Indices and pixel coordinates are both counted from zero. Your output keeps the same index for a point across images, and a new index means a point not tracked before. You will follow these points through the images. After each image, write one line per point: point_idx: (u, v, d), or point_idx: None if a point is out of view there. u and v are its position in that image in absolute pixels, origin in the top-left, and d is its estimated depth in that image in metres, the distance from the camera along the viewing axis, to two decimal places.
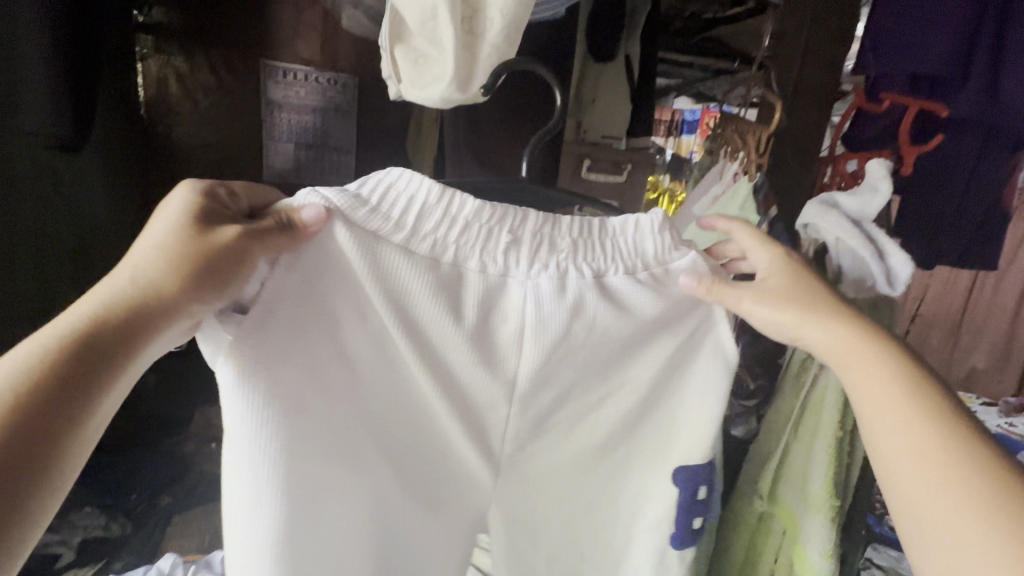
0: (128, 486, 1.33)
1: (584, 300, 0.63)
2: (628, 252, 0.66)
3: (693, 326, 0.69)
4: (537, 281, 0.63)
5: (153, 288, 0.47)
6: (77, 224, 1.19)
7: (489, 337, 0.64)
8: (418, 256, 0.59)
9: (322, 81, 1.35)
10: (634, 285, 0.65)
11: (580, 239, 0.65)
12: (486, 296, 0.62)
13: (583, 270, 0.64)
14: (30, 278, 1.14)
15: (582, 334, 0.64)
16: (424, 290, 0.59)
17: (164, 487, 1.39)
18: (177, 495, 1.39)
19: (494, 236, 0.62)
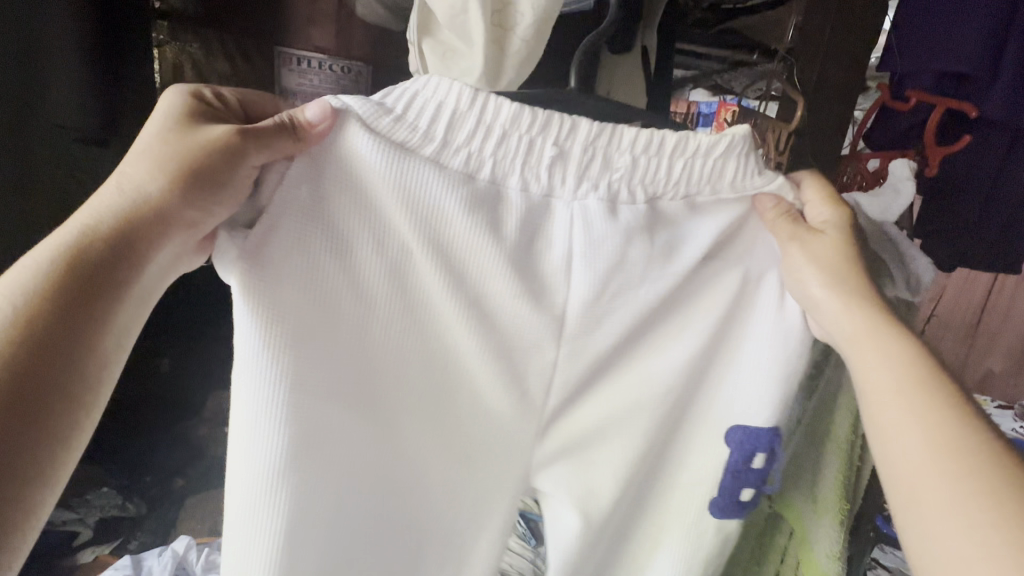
0: (142, 469, 1.37)
1: (634, 231, 0.64)
2: (703, 176, 0.66)
3: (754, 262, 0.70)
4: (585, 201, 0.63)
5: (144, 196, 0.51)
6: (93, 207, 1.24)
7: (535, 260, 0.64)
8: (451, 169, 0.59)
9: (336, 69, 1.31)
10: (693, 211, 0.68)
11: (641, 154, 0.63)
12: (530, 215, 0.62)
13: (637, 194, 0.65)
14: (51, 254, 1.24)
15: (636, 262, 0.64)
16: (457, 207, 0.59)
17: (177, 470, 1.43)
18: (191, 477, 1.44)
19: (537, 148, 0.61)
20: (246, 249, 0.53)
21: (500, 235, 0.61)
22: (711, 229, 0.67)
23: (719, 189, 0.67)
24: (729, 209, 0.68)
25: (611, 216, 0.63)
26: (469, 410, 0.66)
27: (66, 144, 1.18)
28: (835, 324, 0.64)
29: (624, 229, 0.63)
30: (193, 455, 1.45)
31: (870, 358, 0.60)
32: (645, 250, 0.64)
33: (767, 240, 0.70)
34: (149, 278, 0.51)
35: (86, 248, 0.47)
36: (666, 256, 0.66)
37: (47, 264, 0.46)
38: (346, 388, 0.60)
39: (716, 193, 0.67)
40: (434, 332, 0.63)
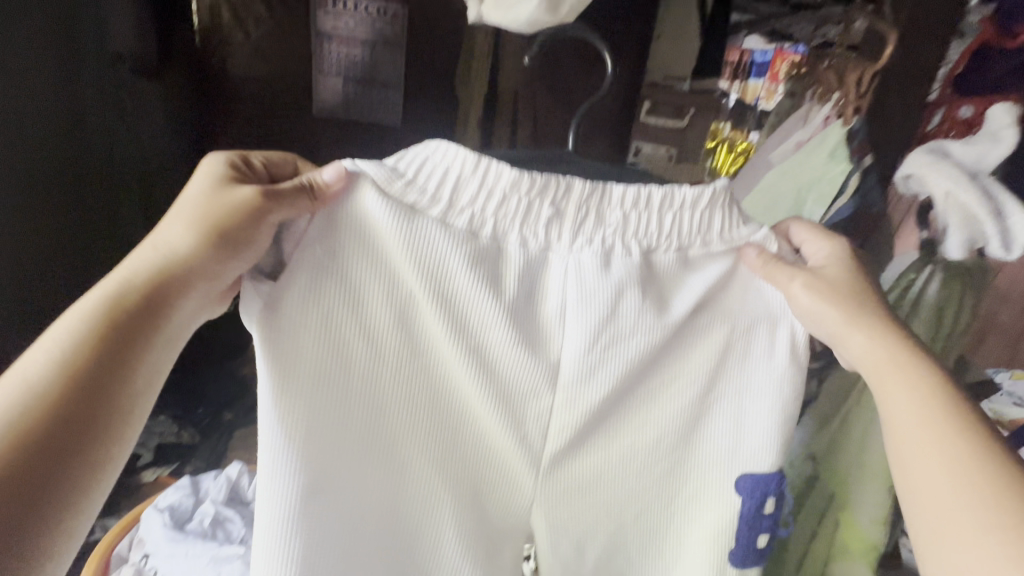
0: (196, 401, 1.49)
1: (630, 285, 0.63)
2: (692, 227, 0.65)
3: (761, 312, 0.69)
4: (580, 255, 0.62)
5: (176, 255, 0.53)
6: (143, 154, 1.25)
7: (533, 317, 0.64)
8: (455, 228, 0.60)
9: (371, 11, 1.30)
10: (686, 277, 0.67)
11: (631, 211, 0.63)
12: (527, 271, 0.62)
13: (630, 248, 0.64)
14: (104, 203, 1.23)
15: (637, 321, 0.64)
16: (460, 263, 0.59)
17: (227, 404, 1.52)
18: (237, 412, 1.52)
19: (535, 208, 0.61)
20: (269, 300, 0.57)
21: (500, 289, 0.61)
22: (699, 288, 0.66)
23: (710, 240, 0.66)
24: (718, 262, 0.67)
25: (604, 274, 0.62)
26: (473, 451, 0.67)
27: (111, 83, 1.17)
28: (857, 354, 0.65)
29: (618, 288, 0.63)
30: (241, 392, 1.56)
31: (886, 381, 0.62)
32: (637, 310, 0.64)
33: (762, 284, 0.69)
34: (175, 331, 0.53)
35: (122, 307, 0.50)
36: (659, 318, 0.65)
37: (86, 320, 0.49)
38: (357, 430, 0.63)
39: (709, 246, 0.66)
40: (438, 378, 0.64)
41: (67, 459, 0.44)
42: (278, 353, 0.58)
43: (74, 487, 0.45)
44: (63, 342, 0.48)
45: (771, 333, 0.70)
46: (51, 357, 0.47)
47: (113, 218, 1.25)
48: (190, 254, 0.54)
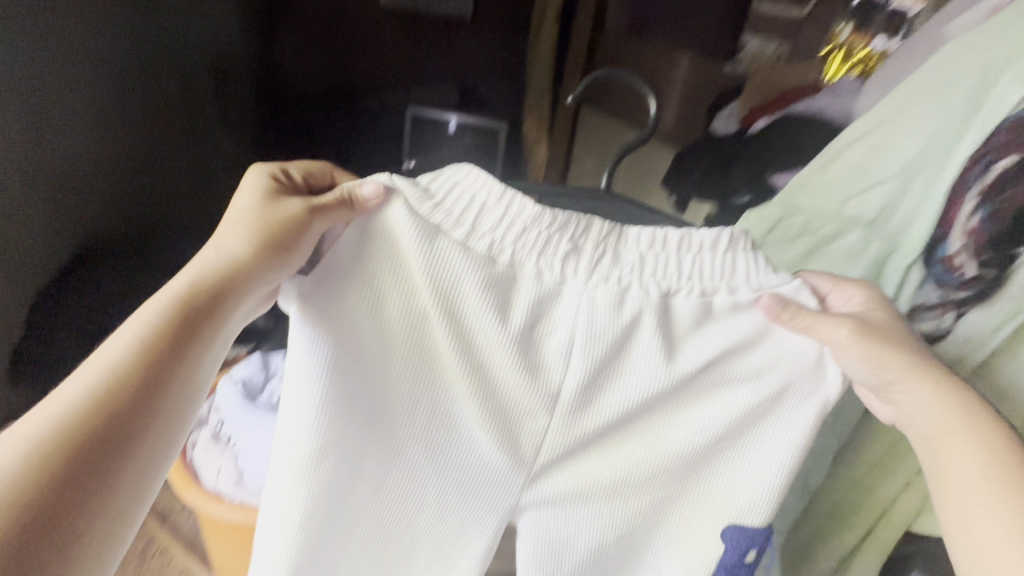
0: None
1: (646, 309, 0.56)
2: (717, 271, 0.57)
3: (790, 371, 0.58)
4: (593, 292, 0.56)
5: (232, 262, 0.51)
6: (211, 42, 1.18)
7: (535, 344, 0.58)
8: (474, 252, 0.55)
9: None
10: (701, 323, 0.58)
11: (648, 252, 0.57)
12: (538, 301, 0.57)
13: (648, 288, 0.57)
14: (177, 100, 1.16)
15: (642, 359, 0.58)
16: (472, 285, 0.55)
17: None
18: None
19: (553, 242, 0.56)
20: (303, 291, 0.55)
21: (503, 314, 0.56)
22: (717, 347, 0.57)
23: (738, 286, 0.57)
24: (749, 318, 0.57)
25: (617, 317, 0.56)
26: (456, 472, 0.61)
27: None
28: (916, 420, 0.57)
29: (634, 330, 0.57)
30: None
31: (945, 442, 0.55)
32: (650, 352, 0.57)
33: (791, 336, 0.57)
34: (228, 334, 0.52)
35: (189, 306, 0.49)
36: (664, 363, 0.58)
37: (158, 317, 0.48)
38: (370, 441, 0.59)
39: (733, 297, 0.57)
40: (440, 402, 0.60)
41: (130, 453, 0.43)
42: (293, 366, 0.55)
43: (138, 483, 0.44)
44: (132, 339, 0.47)
45: (805, 394, 0.58)
46: (125, 349, 0.46)
47: (183, 118, 1.18)
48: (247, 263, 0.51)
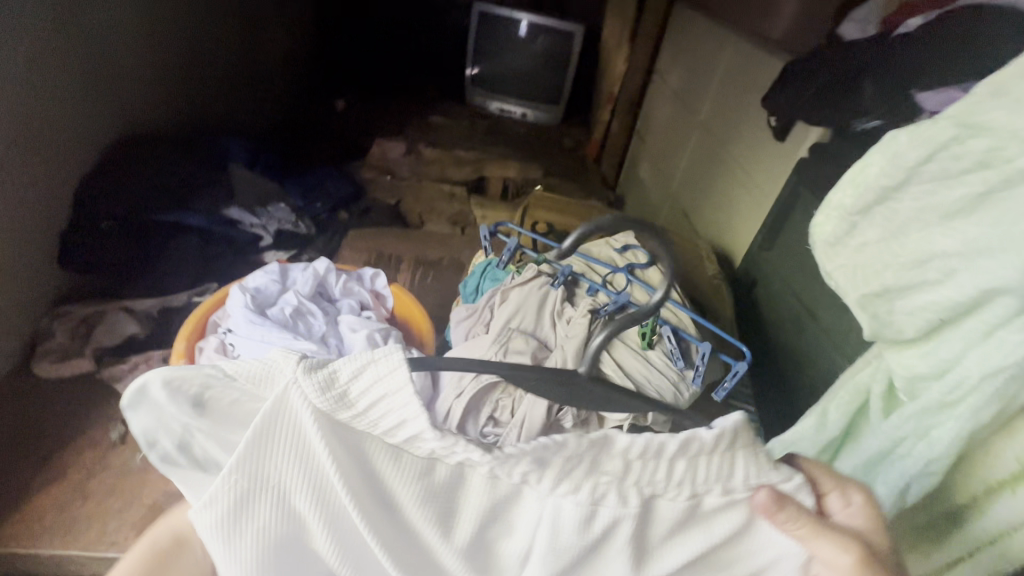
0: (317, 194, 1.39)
1: (623, 517, 0.38)
2: (713, 476, 0.37)
3: (775, 555, 0.40)
4: (557, 505, 0.38)
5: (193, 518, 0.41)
6: None
7: (490, 546, 0.41)
8: (412, 464, 0.37)
9: None
10: (682, 528, 0.39)
11: (636, 462, 0.36)
12: (487, 513, 0.39)
13: (627, 496, 0.37)
14: None
15: (607, 572, 0.40)
16: (411, 500, 0.38)
17: (343, 204, 1.42)
18: (353, 215, 1.42)
19: (510, 458, 0.36)
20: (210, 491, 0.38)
21: (445, 525, 0.39)
22: (699, 545, 0.40)
23: (731, 490, 0.37)
24: (736, 514, 0.39)
25: (582, 541, 0.38)
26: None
27: None
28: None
29: (600, 547, 0.39)
30: (354, 194, 1.46)
31: None
32: (620, 565, 0.40)
33: (783, 537, 0.39)
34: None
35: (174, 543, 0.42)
36: (630, 569, 0.40)
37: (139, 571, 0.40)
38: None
39: (727, 496, 0.38)
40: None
41: None
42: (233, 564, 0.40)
43: None
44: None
45: None
46: None
47: None
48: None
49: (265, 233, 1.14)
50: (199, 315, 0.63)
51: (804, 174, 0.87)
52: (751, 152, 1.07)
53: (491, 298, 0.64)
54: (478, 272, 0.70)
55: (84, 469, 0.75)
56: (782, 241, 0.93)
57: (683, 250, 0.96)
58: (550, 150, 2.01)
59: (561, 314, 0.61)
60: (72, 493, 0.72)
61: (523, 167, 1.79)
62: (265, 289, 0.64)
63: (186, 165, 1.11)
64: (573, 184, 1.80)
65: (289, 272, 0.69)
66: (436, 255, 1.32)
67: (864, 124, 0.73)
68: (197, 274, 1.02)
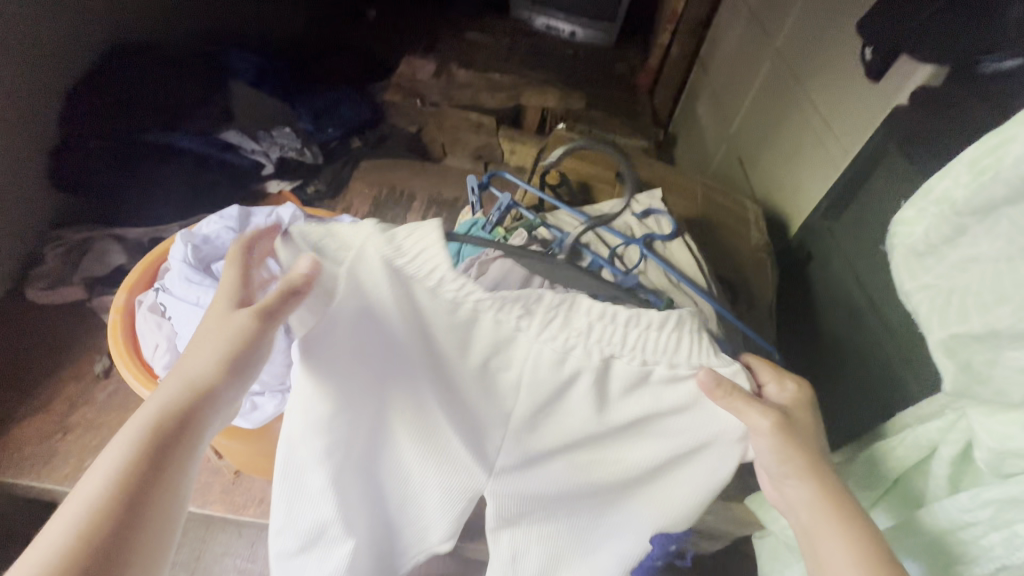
0: (327, 120, 1.27)
1: (586, 368, 0.41)
2: (660, 349, 0.40)
3: (710, 431, 0.42)
4: (540, 351, 0.41)
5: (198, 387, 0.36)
6: None
7: (493, 391, 0.44)
8: (438, 305, 0.40)
9: None
10: (635, 391, 0.42)
11: (596, 322, 0.40)
12: (492, 352, 0.42)
13: (591, 350, 0.41)
14: None
15: (575, 414, 0.44)
16: (436, 334, 0.42)
17: (356, 130, 1.30)
18: (367, 142, 1.30)
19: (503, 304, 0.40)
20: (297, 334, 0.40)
21: (456, 353, 0.42)
22: (653, 407, 0.42)
23: (675, 366, 0.40)
24: (683, 391, 0.41)
25: (558, 377, 0.42)
26: (422, 501, 0.47)
27: None
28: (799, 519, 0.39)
29: (568, 390, 0.43)
30: (370, 120, 1.33)
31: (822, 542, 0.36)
32: (586, 407, 0.43)
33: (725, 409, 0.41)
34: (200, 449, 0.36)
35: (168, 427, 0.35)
36: (593, 410, 0.43)
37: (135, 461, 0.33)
38: (365, 471, 0.47)
39: (674, 369, 0.40)
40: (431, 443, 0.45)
41: None
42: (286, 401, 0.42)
43: None
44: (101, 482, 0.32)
45: (727, 452, 0.42)
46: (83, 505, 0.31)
47: None
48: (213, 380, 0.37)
49: (267, 160, 1.06)
50: (149, 263, 0.57)
51: (896, 127, 0.68)
52: (831, 93, 0.85)
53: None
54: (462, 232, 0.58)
55: (67, 401, 0.75)
56: (853, 212, 0.75)
57: (726, 213, 0.80)
58: (597, 75, 1.76)
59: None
60: (53, 425, 0.72)
61: (563, 95, 1.59)
62: (217, 237, 0.56)
63: (183, 83, 1.03)
64: (618, 119, 1.58)
65: (250, 218, 0.60)
66: (452, 194, 1.19)
67: (997, 64, 0.52)
68: (185, 207, 0.95)
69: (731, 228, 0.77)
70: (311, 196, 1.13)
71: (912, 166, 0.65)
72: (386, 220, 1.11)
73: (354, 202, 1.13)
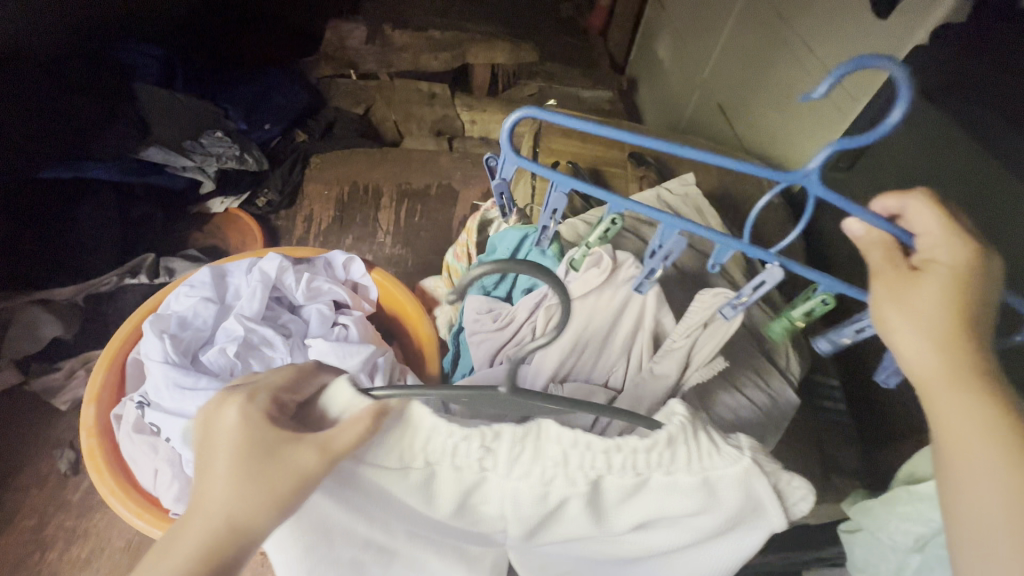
0: (260, 114, 1.08)
1: (574, 496, 0.33)
2: (654, 463, 0.32)
3: (725, 521, 0.34)
4: (516, 488, 0.33)
5: (225, 508, 0.26)
6: None
7: (475, 524, 0.37)
8: (385, 466, 0.33)
9: None
10: (635, 501, 0.34)
11: (572, 450, 0.32)
12: (465, 495, 0.34)
13: (574, 479, 0.32)
14: None
15: (569, 531, 0.36)
16: (401, 492, 0.34)
17: (297, 120, 1.12)
18: (312, 134, 1.14)
19: (459, 451, 0.32)
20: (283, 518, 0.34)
21: (425, 505, 0.35)
22: (656, 514, 0.35)
23: (675, 473, 0.32)
24: (694, 493, 0.33)
25: (544, 510, 0.34)
26: None
27: None
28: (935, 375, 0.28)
29: (556, 514, 0.35)
30: (309, 104, 1.15)
31: (960, 403, 0.27)
32: (581, 526, 0.35)
33: (748, 487, 0.33)
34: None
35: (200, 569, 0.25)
36: (590, 526, 0.35)
37: None
38: None
39: (672, 478, 0.33)
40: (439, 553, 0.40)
41: None
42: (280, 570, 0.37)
43: None
44: None
45: (744, 531, 0.36)
46: None
47: None
48: (257, 507, 0.26)
49: (204, 177, 0.91)
50: (111, 360, 0.51)
51: (916, 70, 0.64)
52: (826, 31, 0.80)
53: (533, 315, 0.43)
54: (511, 249, 0.46)
55: (36, 512, 0.65)
56: (872, 161, 0.71)
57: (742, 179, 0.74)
58: (545, 21, 1.62)
59: (644, 334, 0.42)
60: (28, 545, 0.62)
61: (513, 48, 1.36)
62: (195, 315, 0.51)
63: (73, 97, 0.80)
64: (576, 70, 1.47)
65: (227, 277, 0.54)
66: (422, 181, 1.07)
67: None
68: (119, 252, 0.81)
69: (751, 197, 0.72)
70: (263, 209, 0.99)
71: (940, 108, 0.61)
72: (357, 225, 0.99)
73: (317, 211, 1.00)
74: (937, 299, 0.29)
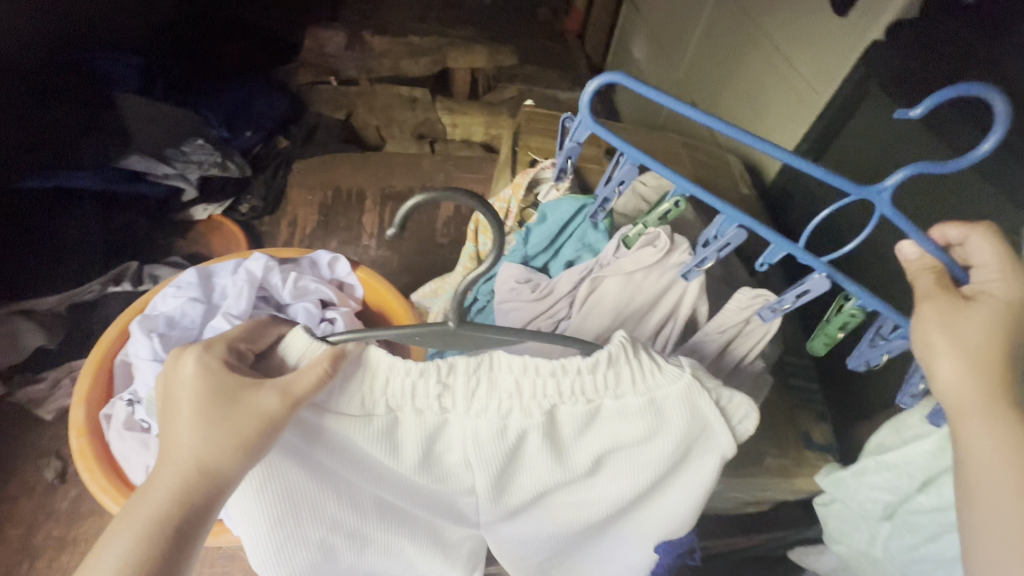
0: (241, 121, 1.09)
1: (531, 428, 0.35)
2: (602, 385, 0.35)
3: (678, 447, 0.36)
4: (476, 426, 0.35)
5: (193, 454, 0.29)
6: None
7: (441, 478, 0.38)
8: (349, 413, 0.35)
9: None
10: (591, 431, 0.36)
11: (524, 379, 0.34)
12: (427, 442, 0.36)
13: (529, 407, 0.35)
14: None
15: (534, 473, 0.37)
16: (364, 443, 0.35)
17: (279, 127, 1.13)
18: (294, 140, 1.14)
19: (418, 389, 0.34)
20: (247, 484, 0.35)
21: (388, 458, 0.36)
22: (613, 443, 0.36)
23: (623, 395, 0.35)
24: (643, 413, 0.35)
25: (504, 449, 0.35)
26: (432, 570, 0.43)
27: None
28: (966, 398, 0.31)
29: (518, 453, 0.36)
30: (291, 111, 1.16)
31: (983, 426, 0.30)
32: (543, 465, 0.37)
33: (690, 402, 0.35)
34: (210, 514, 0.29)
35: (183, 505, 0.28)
36: (552, 464, 0.37)
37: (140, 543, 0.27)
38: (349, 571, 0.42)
39: (621, 400, 0.35)
40: (412, 523, 0.40)
41: None
42: (250, 547, 0.36)
43: None
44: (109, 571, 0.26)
45: (700, 458, 0.37)
46: None
47: None
48: (223, 450, 0.29)
49: (186, 184, 0.90)
50: (99, 363, 0.52)
51: (872, 64, 0.67)
52: (789, 29, 0.84)
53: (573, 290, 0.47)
54: (563, 220, 0.48)
55: (24, 521, 0.64)
56: (836, 151, 0.74)
57: (715, 171, 0.77)
58: (525, 26, 1.64)
59: (678, 321, 0.44)
60: (18, 554, 0.62)
61: (493, 52, 1.38)
62: (183, 315, 0.51)
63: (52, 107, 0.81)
64: (555, 73, 1.49)
65: (214, 278, 0.55)
66: (405, 184, 1.08)
67: None
68: (101, 260, 0.81)
69: (723, 188, 0.75)
70: (246, 215, 1.00)
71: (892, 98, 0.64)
72: (341, 228, 1.00)
73: (301, 216, 1.01)
74: (983, 326, 0.31)
